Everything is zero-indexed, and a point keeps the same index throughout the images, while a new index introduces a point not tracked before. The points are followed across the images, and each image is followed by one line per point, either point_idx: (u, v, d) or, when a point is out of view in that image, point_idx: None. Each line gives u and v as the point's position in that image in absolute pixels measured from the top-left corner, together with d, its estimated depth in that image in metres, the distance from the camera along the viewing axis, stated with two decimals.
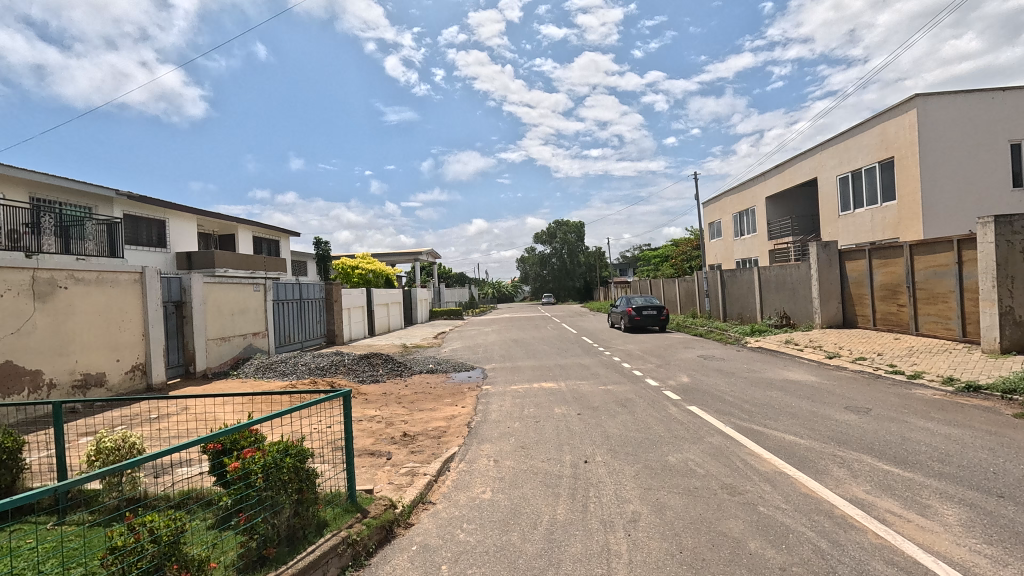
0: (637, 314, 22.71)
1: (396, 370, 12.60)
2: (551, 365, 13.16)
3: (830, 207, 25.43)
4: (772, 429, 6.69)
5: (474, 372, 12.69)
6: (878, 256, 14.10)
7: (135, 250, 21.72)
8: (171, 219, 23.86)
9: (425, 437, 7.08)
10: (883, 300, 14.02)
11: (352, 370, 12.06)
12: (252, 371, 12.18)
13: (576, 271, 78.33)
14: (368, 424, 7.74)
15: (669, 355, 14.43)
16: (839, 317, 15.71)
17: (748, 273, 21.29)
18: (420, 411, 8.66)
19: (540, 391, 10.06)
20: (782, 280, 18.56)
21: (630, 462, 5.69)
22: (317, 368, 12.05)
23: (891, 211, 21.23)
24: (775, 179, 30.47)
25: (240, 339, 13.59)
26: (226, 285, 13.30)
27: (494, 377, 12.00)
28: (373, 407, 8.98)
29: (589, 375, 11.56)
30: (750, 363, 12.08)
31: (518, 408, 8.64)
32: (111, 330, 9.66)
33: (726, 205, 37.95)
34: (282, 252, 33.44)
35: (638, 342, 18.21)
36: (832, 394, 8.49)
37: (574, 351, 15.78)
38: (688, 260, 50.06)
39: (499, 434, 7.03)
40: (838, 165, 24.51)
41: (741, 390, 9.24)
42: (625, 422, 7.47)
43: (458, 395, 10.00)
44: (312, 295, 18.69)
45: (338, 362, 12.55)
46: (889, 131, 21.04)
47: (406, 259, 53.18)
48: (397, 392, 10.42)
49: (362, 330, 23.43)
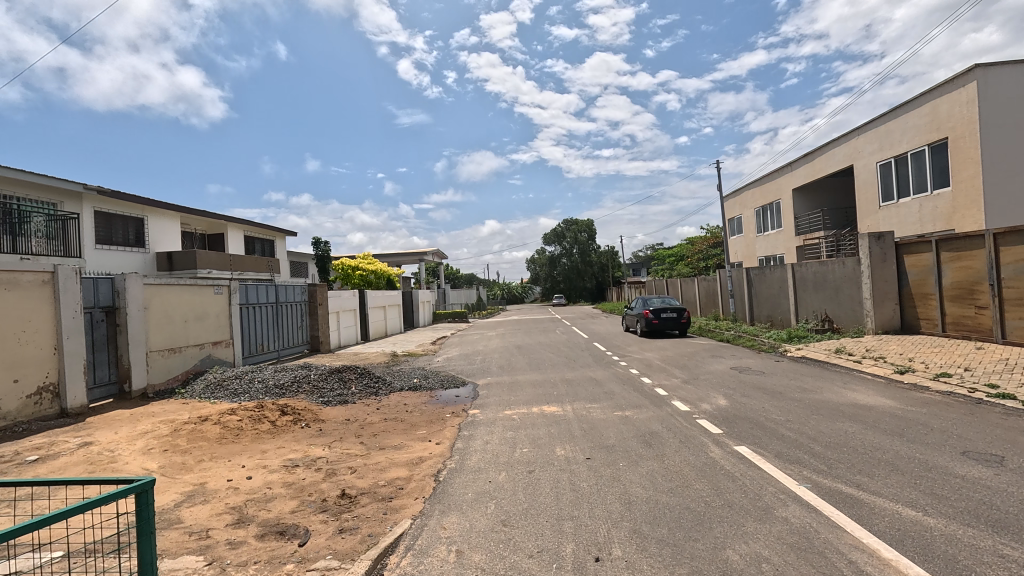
0: (654, 318, 20.43)
1: (371, 388, 10.58)
2: (555, 381, 11.05)
3: (868, 197, 22.96)
4: (874, 496, 4.53)
5: (462, 389, 10.63)
6: (948, 248, 11.80)
7: (107, 250, 20.00)
8: (150, 216, 22.20)
9: (370, 499, 5.03)
10: (955, 301, 11.70)
11: (317, 389, 10.06)
12: (200, 390, 10.23)
13: (587, 271, 76.14)
14: (301, 476, 5.70)
15: (696, 367, 12.20)
16: (897, 321, 13.39)
17: (780, 270, 18.91)
18: (381, 451, 6.63)
19: (541, 419, 7.95)
20: (822, 278, 16.22)
21: (668, 561, 3.61)
22: (275, 386, 10.06)
23: (944, 199, 18.75)
24: (804, 169, 28.04)
25: (194, 350, 11.68)
26: (177, 287, 11.37)
27: (485, 395, 9.95)
28: (322, 444, 6.96)
29: (602, 395, 9.41)
30: (799, 380, 9.87)
31: (507, 447, 6.56)
32: (5, 344, 7.78)
33: (747, 198, 35.51)
34: (277, 252, 31.75)
35: (658, 350, 15.99)
36: (933, 430, 6.29)
37: (584, 362, 13.66)
38: (704, 259, 47.72)
39: (474, 497, 4.98)
40: (878, 150, 22.06)
41: (802, 421, 7.05)
42: (653, 475, 5.34)
43: (437, 423, 7.98)
44: (291, 298, 16.77)
45: (302, 378, 10.54)
46: (941, 109, 18.59)
47: (411, 260, 51.44)
48: (365, 419, 8.42)
49: (354, 335, 21.51)
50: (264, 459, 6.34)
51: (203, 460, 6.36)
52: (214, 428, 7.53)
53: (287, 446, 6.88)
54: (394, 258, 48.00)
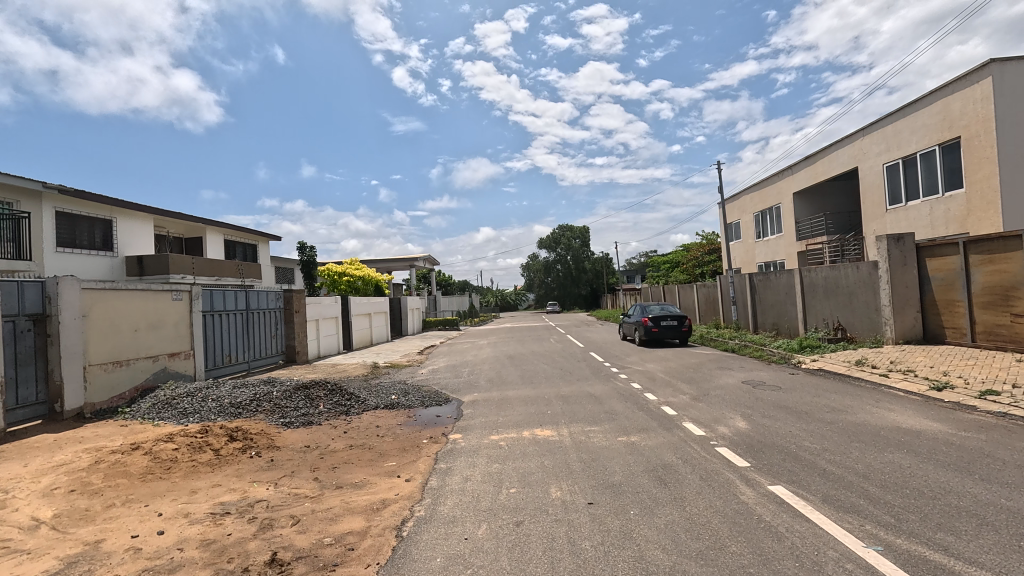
0: (654, 326, 19.38)
1: (342, 407, 9.34)
2: (549, 398, 9.87)
3: (874, 200, 22.08)
4: (970, 567, 3.41)
5: (445, 408, 9.42)
6: (979, 251, 10.79)
7: (70, 253, 18.70)
8: (121, 218, 20.95)
9: (307, 568, 3.83)
10: (987, 309, 10.69)
11: (279, 409, 8.82)
12: (145, 409, 8.97)
13: (581, 278, 75.21)
14: (227, 530, 4.48)
15: (705, 381, 11.09)
16: (919, 330, 12.36)
17: (787, 275, 17.90)
18: (336, 492, 5.42)
19: (533, 447, 6.76)
20: (834, 283, 15.20)
21: None
22: (231, 406, 8.80)
23: (957, 201, 17.86)
24: (805, 172, 27.19)
25: (146, 362, 10.46)
26: (124, 292, 10.14)
27: (470, 416, 8.80)
28: (268, 482, 5.74)
29: (604, 416, 8.24)
30: (823, 397, 8.78)
31: (490, 486, 5.38)
32: None
33: (746, 203, 34.62)
34: (260, 257, 30.47)
35: (660, 361, 14.88)
36: (1006, 465, 5.19)
37: (581, 375, 12.53)
38: (700, 266, 46.95)
39: (444, 564, 3.81)
40: (885, 151, 21.20)
41: (842, 451, 5.95)
42: (676, 530, 4.18)
43: (411, 453, 6.80)
44: (265, 305, 15.51)
45: (263, 396, 9.28)
46: (953, 107, 17.74)
47: (401, 267, 50.27)
48: (328, 447, 7.20)
49: (335, 345, 20.27)
50: (188, 504, 5.11)
51: (114, 505, 5.12)
52: (141, 461, 6.28)
53: (223, 484, 5.66)
54: (383, 264, 46.68)
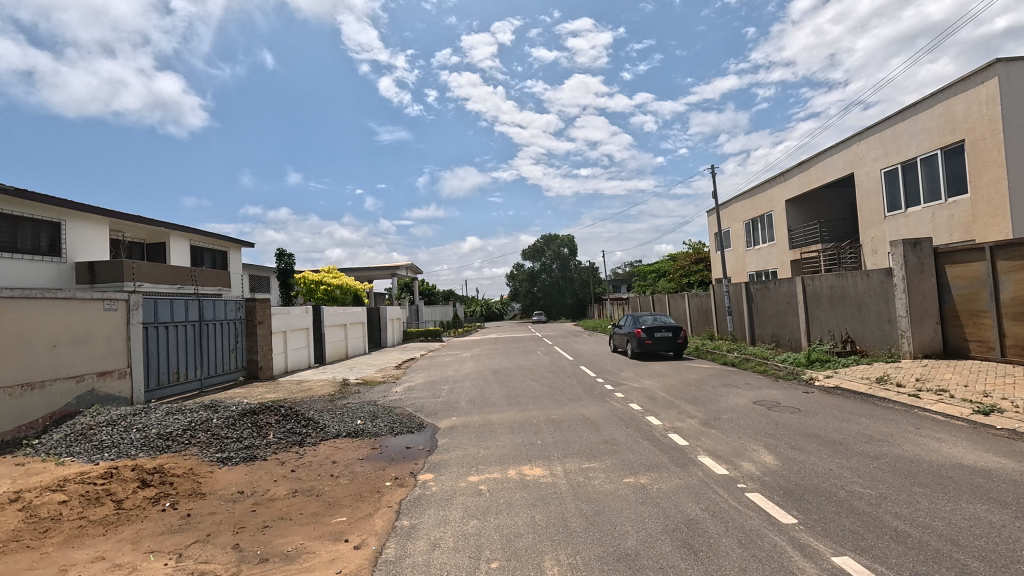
0: (647, 338, 18.26)
1: (294, 437, 7.91)
2: (538, 423, 8.61)
3: (872, 206, 21.35)
4: None
5: (417, 438, 8.05)
6: (1008, 257, 9.85)
7: (10, 258, 16.96)
8: (71, 221, 19.28)
9: None
10: (1018, 320, 9.71)
11: (216, 442, 7.36)
12: (52, 441, 7.39)
13: (568, 287, 74.38)
14: None
15: (711, 401, 9.94)
16: (938, 343, 11.37)
17: (788, 284, 16.89)
18: (258, 569, 4.04)
19: (519, 494, 5.44)
20: (840, 293, 14.20)
21: None
22: (157, 438, 7.30)
23: (962, 207, 17.13)
24: (798, 179, 26.52)
25: (67, 384, 8.91)
26: (39, 302, 8.60)
27: (446, 447, 7.49)
28: (169, 554, 4.32)
29: (603, 448, 6.95)
30: (853, 423, 7.66)
31: (465, 557, 4.08)
32: None
33: (736, 211, 33.88)
34: (230, 264, 28.77)
35: (657, 376, 13.69)
36: None
37: (572, 394, 11.27)
38: (688, 275, 46.34)
39: None
40: (883, 156, 20.50)
41: (908, 500, 4.77)
42: None
43: (368, 502, 5.42)
44: (222, 316, 13.97)
45: (199, 424, 7.80)
46: (956, 110, 17.06)
47: (383, 276, 48.75)
48: (266, 493, 5.78)
49: (305, 358, 18.76)
50: None
51: None
52: (10, 521, 4.80)
53: (110, 558, 4.24)
54: (364, 272, 45.01)
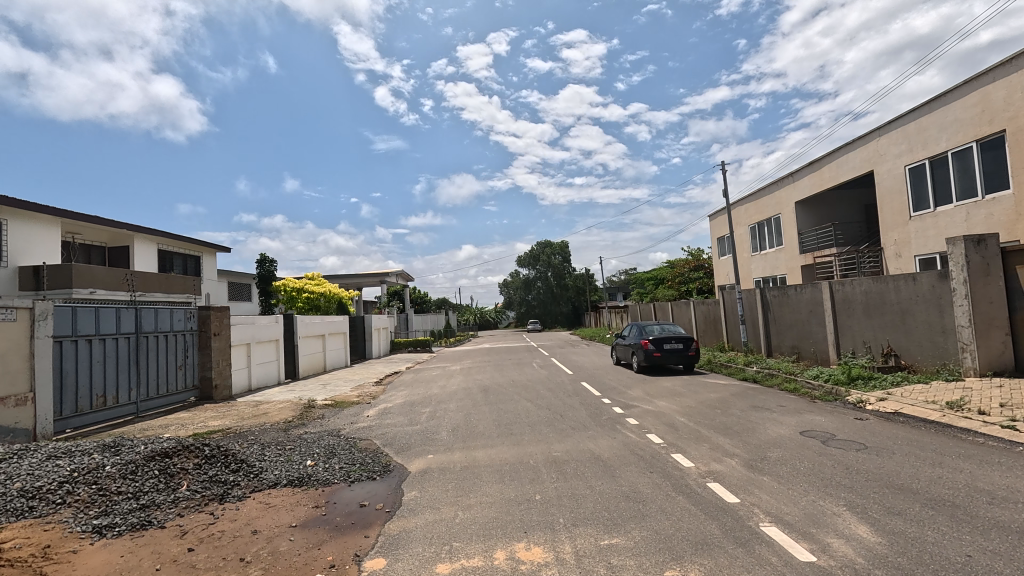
0: (655, 350, 16.45)
1: (214, 490, 5.99)
2: (537, 465, 6.77)
3: (894, 206, 19.72)
4: None
5: (374, 489, 6.12)
6: None
7: None
8: (14, 221, 17.34)
9: None
10: None
11: (100, 502, 5.43)
12: None
13: (563, 295, 72.59)
14: None
15: (746, 432, 8.14)
16: (1009, 358, 9.62)
17: (811, 289, 15.10)
18: None
19: None
20: (878, 299, 12.40)
21: None
22: (17, 496, 5.35)
23: (1001, 205, 15.53)
24: (808, 179, 24.92)
25: None
26: None
27: (413, 503, 5.60)
28: None
29: (625, 510, 5.09)
30: (951, 468, 5.83)
31: None
32: None
33: (740, 215, 32.26)
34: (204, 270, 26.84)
35: (671, 396, 11.86)
36: None
37: (576, 420, 9.44)
38: (688, 283, 44.65)
39: None
40: (906, 151, 18.91)
41: None
42: None
43: None
44: (166, 326, 12.01)
45: (86, 474, 5.85)
46: (994, 98, 15.44)
47: (371, 284, 46.82)
48: None
49: (273, 374, 16.79)
50: None
51: None
52: None
53: None
54: (351, 280, 43.14)
